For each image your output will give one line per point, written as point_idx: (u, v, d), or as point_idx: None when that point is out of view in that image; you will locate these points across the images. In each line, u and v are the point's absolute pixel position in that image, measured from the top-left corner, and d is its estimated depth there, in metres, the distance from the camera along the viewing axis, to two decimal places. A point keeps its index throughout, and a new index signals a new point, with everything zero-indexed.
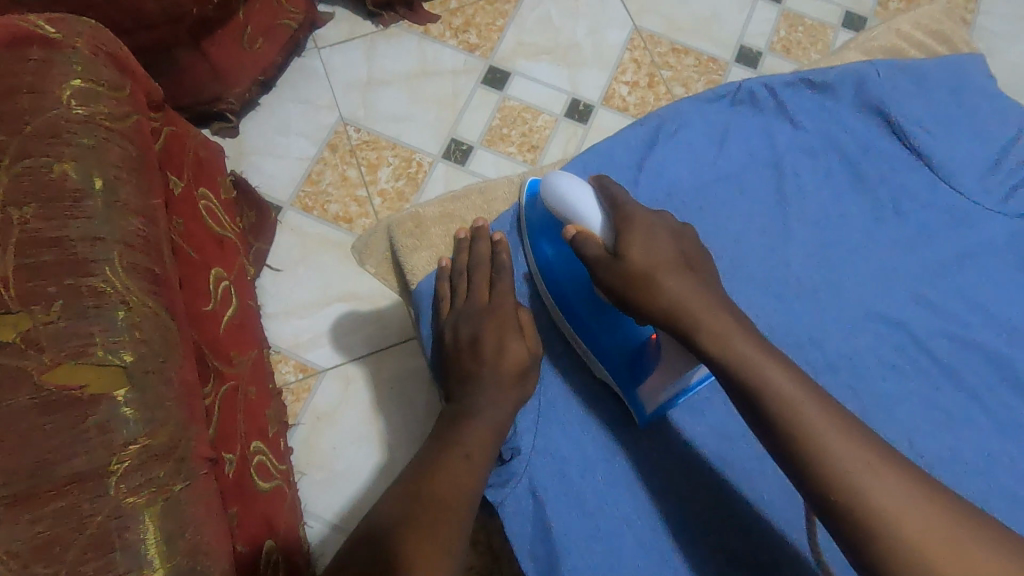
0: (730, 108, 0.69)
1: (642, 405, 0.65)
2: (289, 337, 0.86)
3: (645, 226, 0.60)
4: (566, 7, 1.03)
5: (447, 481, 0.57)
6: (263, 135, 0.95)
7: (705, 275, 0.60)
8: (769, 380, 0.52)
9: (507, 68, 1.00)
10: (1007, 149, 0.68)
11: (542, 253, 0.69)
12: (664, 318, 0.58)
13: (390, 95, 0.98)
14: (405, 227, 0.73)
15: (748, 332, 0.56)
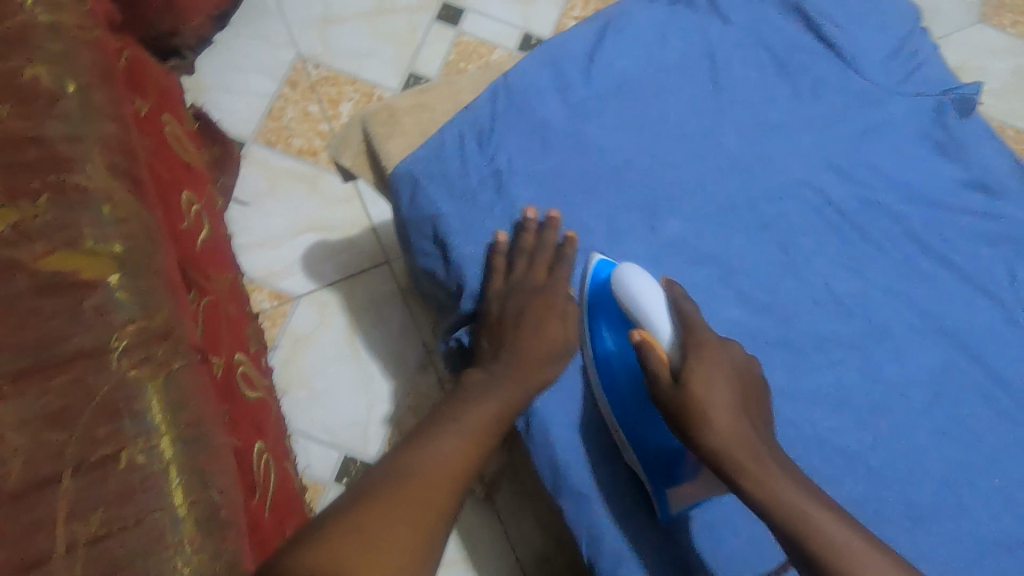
0: (667, 6, 0.58)
1: (669, 508, 0.51)
2: (262, 266, 0.88)
3: (711, 353, 0.49)
4: None
5: (432, 455, 0.43)
6: (221, 72, 0.95)
7: (764, 419, 0.49)
8: (825, 535, 0.43)
9: (461, 5, 1.03)
10: (906, 41, 0.60)
11: (601, 346, 0.54)
12: (715, 465, 0.47)
13: (347, 32, 0.99)
14: (381, 117, 0.54)
15: (800, 483, 0.46)
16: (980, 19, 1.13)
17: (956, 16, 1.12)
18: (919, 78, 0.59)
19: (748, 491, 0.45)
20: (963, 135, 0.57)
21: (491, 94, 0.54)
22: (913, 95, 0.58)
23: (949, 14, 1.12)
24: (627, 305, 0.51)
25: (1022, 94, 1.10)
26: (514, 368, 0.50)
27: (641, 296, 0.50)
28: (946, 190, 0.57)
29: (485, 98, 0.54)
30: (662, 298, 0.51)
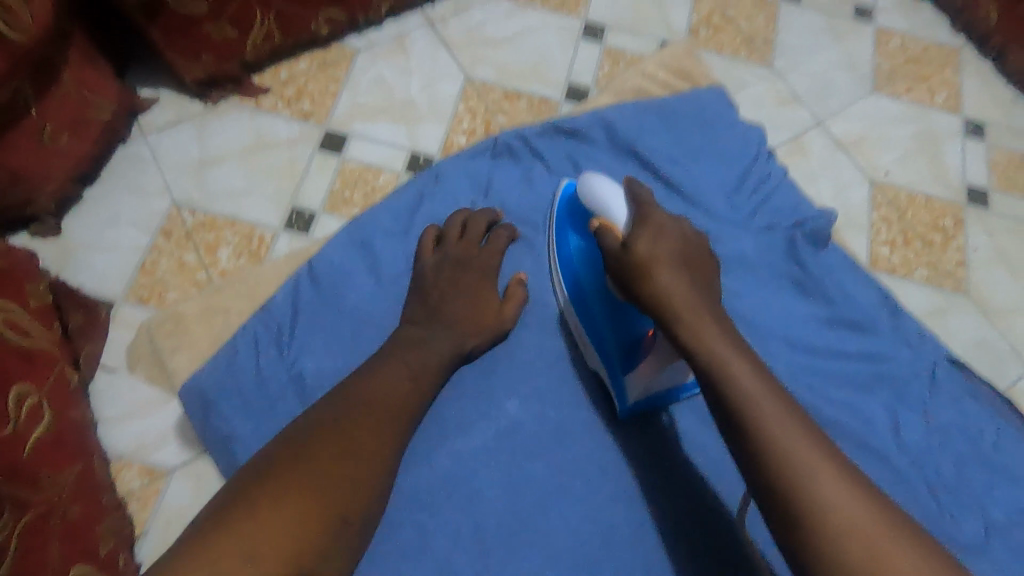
0: (490, 158, 0.87)
1: (626, 398, 0.76)
2: (132, 439, 0.81)
3: (657, 225, 0.70)
4: (396, 66, 1.06)
5: (381, 396, 0.67)
6: (90, 230, 0.90)
7: (699, 275, 0.69)
8: (735, 366, 0.62)
9: (345, 132, 1.01)
10: (749, 169, 0.86)
11: (568, 243, 0.80)
12: (656, 308, 0.67)
13: (225, 173, 0.96)
14: (167, 328, 0.79)
15: (723, 327, 0.65)
16: (873, 90, 1.14)
17: (846, 90, 1.13)
18: (767, 210, 0.84)
19: (683, 334, 0.65)
20: (814, 268, 0.81)
21: (313, 288, 0.79)
22: (763, 228, 0.83)
23: (841, 89, 1.13)
24: (594, 206, 0.74)
25: (927, 160, 1.09)
26: (453, 290, 0.77)
27: (603, 196, 0.73)
28: (799, 323, 0.79)
29: (300, 294, 0.79)
30: (619, 198, 0.73)
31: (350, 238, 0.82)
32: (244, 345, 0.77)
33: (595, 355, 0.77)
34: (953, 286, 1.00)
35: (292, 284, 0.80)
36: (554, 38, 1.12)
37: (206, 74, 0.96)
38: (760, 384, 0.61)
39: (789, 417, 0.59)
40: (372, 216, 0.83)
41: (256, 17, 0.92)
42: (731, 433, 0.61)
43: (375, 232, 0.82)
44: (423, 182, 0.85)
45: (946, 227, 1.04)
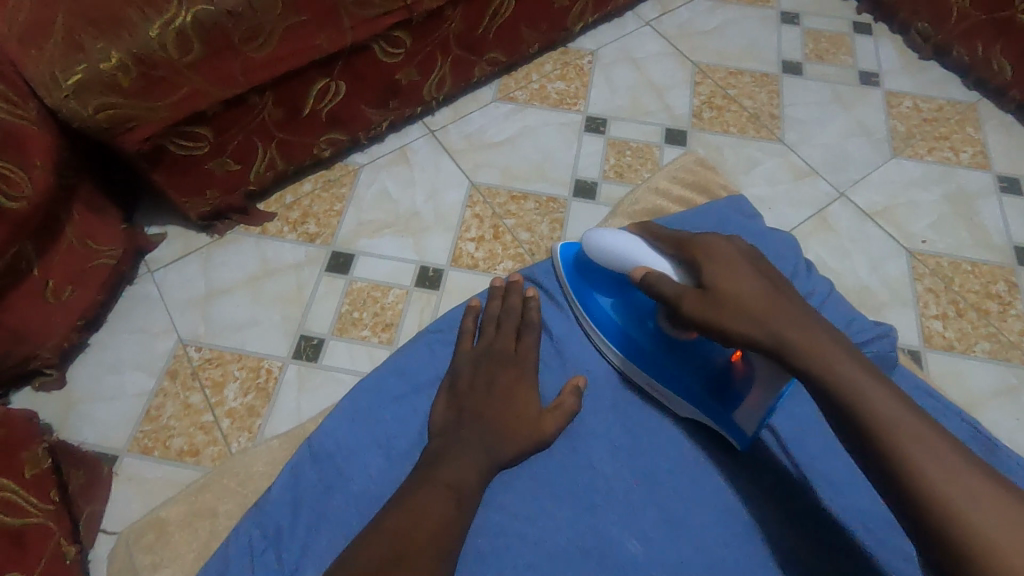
0: None
1: (744, 431, 0.71)
2: None
3: (720, 258, 0.65)
4: (400, 179, 1.06)
5: (428, 519, 0.61)
6: (95, 378, 0.88)
7: (788, 293, 0.63)
8: (860, 386, 0.54)
9: (351, 250, 0.99)
10: (788, 282, 0.81)
11: (598, 304, 0.79)
12: (760, 341, 0.60)
13: (231, 304, 0.94)
14: (146, 540, 0.73)
15: (839, 344, 0.58)
16: (892, 154, 1.10)
17: (863, 158, 1.09)
18: None
19: (802, 360, 0.58)
20: None
21: (319, 466, 0.74)
22: None
23: (859, 156, 1.09)
24: (621, 262, 0.72)
25: (964, 223, 1.02)
26: (490, 404, 0.73)
27: (625, 249, 0.71)
28: None
29: (309, 474, 0.73)
30: (646, 243, 0.71)
31: (351, 407, 0.77)
32: (242, 538, 0.70)
33: (683, 401, 0.75)
34: (1021, 358, 0.91)
35: (291, 468, 0.74)
36: (555, 135, 1.11)
37: (210, 208, 0.96)
38: (889, 397, 0.54)
39: (925, 424, 0.52)
40: (376, 381, 0.79)
41: (258, 150, 0.92)
42: (866, 458, 0.53)
43: (378, 397, 0.78)
44: (431, 334, 0.83)
45: (1000, 293, 0.96)
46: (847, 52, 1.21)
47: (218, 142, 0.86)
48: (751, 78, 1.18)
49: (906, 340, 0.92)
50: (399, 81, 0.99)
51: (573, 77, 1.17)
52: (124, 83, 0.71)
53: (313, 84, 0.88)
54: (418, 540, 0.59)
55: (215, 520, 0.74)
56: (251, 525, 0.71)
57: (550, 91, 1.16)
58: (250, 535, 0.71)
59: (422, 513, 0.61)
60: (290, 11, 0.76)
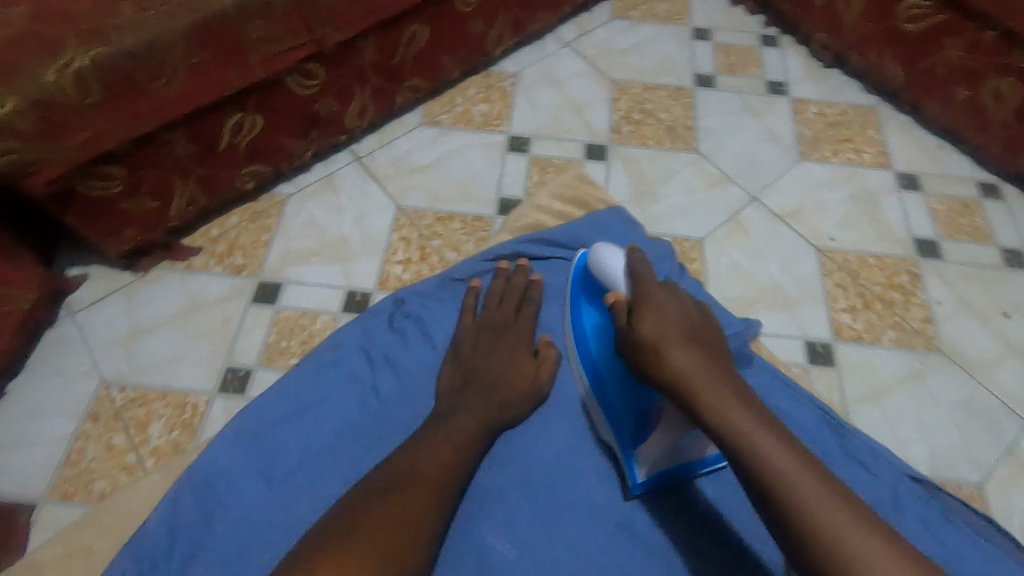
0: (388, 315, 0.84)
1: (640, 472, 0.72)
2: None
3: (657, 302, 0.65)
4: (327, 207, 1.07)
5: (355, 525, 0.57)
6: (13, 427, 0.86)
7: (711, 345, 0.64)
8: (762, 442, 0.56)
9: (278, 280, 0.99)
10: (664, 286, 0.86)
11: (580, 317, 0.78)
12: (674, 388, 0.62)
13: (155, 341, 0.93)
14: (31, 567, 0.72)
15: (745, 400, 0.59)
16: (800, 158, 1.15)
17: (773, 163, 1.14)
18: None
19: (706, 412, 0.59)
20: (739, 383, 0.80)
21: (199, 492, 0.71)
22: None
23: (768, 161, 1.15)
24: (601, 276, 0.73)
25: (868, 219, 1.08)
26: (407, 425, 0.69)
27: (609, 267, 0.71)
28: None
29: (188, 501, 0.71)
30: (622, 270, 0.70)
31: (238, 435, 0.74)
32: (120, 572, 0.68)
33: (607, 425, 0.75)
34: (925, 344, 0.96)
35: (170, 500, 0.71)
36: (479, 156, 1.14)
37: (132, 246, 0.95)
38: (790, 457, 0.55)
39: (819, 482, 0.53)
40: (261, 404, 0.76)
41: (176, 186, 0.92)
42: (765, 512, 0.55)
43: (260, 422, 0.75)
44: (317, 357, 0.80)
45: (903, 284, 1.01)
46: (756, 64, 1.28)
47: (132, 181, 0.87)
48: (667, 92, 1.23)
49: (818, 333, 0.96)
50: (318, 111, 1.01)
51: (496, 99, 1.21)
52: (22, 126, 0.71)
53: (226, 119, 0.90)
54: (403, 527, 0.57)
55: (93, 552, 0.73)
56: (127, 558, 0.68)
57: (474, 114, 1.19)
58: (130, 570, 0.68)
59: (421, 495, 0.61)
60: (192, 49, 0.78)
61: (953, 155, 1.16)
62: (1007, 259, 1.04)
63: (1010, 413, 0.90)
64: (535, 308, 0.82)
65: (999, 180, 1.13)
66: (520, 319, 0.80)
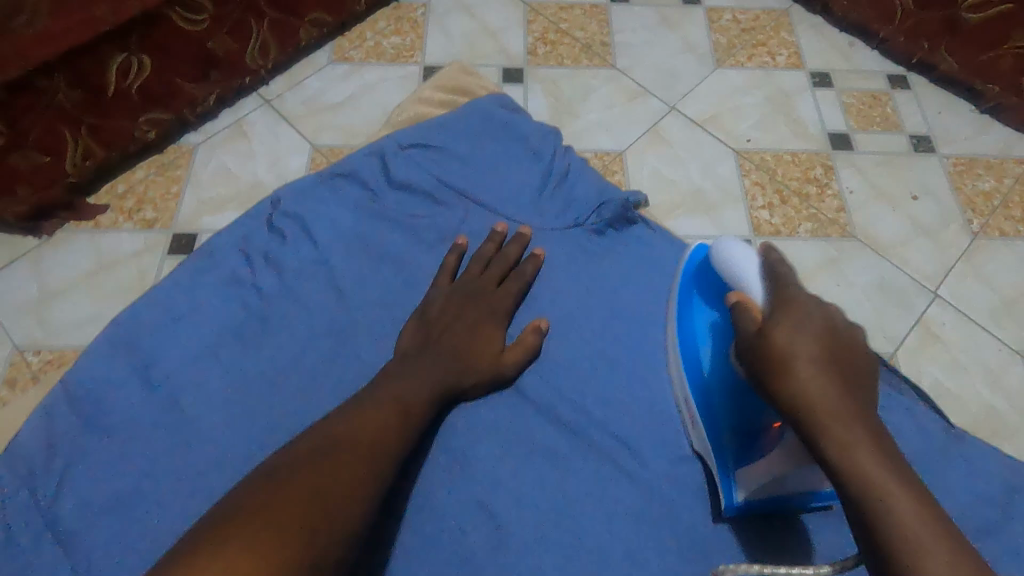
0: (264, 221, 0.76)
1: (737, 496, 0.61)
2: None
3: (802, 316, 0.54)
4: (238, 152, 1.03)
5: (322, 453, 0.53)
6: None
7: (859, 383, 0.52)
8: (891, 489, 0.45)
9: (193, 230, 0.96)
10: (550, 166, 0.82)
11: (697, 314, 0.68)
12: (795, 412, 0.51)
13: (68, 303, 0.90)
14: None
15: (881, 443, 0.48)
16: (715, 65, 1.16)
17: (689, 72, 1.15)
18: (568, 203, 0.79)
19: (828, 441, 0.49)
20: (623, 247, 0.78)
21: (72, 408, 0.65)
22: (569, 226, 0.78)
23: (685, 71, 1.15)
24: (727, 276, 0.62)
25: (783, 118, 1.10)
26: (430, 353, 0.65)
27: (734, 259, 0.61)
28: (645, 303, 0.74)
29: (63, 413, 0.65)
30: (758, 263, 0.60)
31: (115, 346, 0.68)
32: None
33: (703, 438, 0.64)
34: (839, 232, 0.99)
35: (43, 411, 0.65)
36: (393, 88, 1.11)
37: (29, 206, 0.91)
38: (916, 507, 0.44)
39: (955, 557, 0.42)
40: (132, 318, 0.70)
41: (67, 137, 0.88)
42: (862, 545, 0.46)
43: (140, 331, 0.69)
44: (197, 266, 0.73)
45: (818, 177, 1.04)
46: None
47: (12, 132, 0.82)
48: (582, 11, 1.21)
49: (738, 232, 0.98)
50: (212, 50, 0.96)
51: (407, 31, 1.17)
52: None
53: (110, 59, 0.85)
54: (364, 473, 0.53)
55: None
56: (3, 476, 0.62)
57: (385, 47, 1.15)
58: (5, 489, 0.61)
59: (348, 446, 0.54)
60: None
61: (864, 50, 1.17)
62: (915, 145, 1.08)
63: (918, 287, 0.95)
64: (522, 285, 0.72)
65: (907, 71, 1.15)
66: (500, 292, 0.71)
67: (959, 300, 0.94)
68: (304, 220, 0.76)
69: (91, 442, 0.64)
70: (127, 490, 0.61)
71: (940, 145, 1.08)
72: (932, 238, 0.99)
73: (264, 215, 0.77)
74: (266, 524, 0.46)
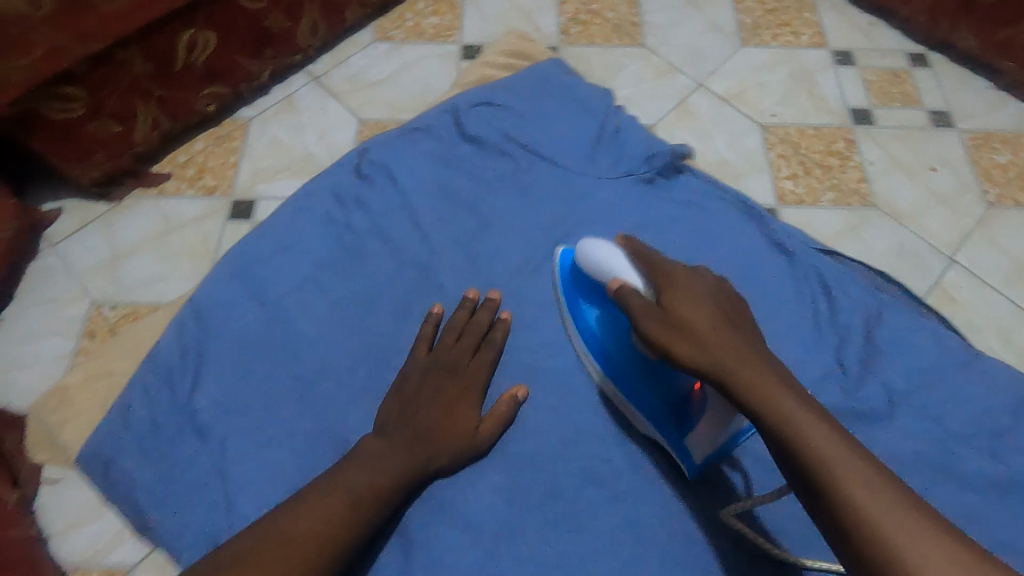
0: (353, 169, 0.85)
1: (693, 461, 0.66)
2: (85, 546, 0.78)
3: (689, 287, 0.61)
4: (289, 125, 1.10)
5: (309, 510, 0.59)
6: (12, 350, 0.90)
7: (752, 336, 0.60)
8: (807, 428, 0.52)
9: (250, 197, 1.03)
10: (608, 124, 0.90)
11: (584, 313, 0.74)
12: (709, 375, 0.57)
13: (138, 263, 0.97)
14: (53, 406, 0.79)
15: (787, 386, 0.56)
16: (741, 44, 1.20)
17: (716, 50, 1.20)
18: (625, 156, 0.87)
19: (747, 396, 0.55)
20: (676, 195, 0.86)
21: (199, 325, 0.75)
22: (626, 176, 0.86)
23: (712, 49, 1.20)
24: (602, 275, 0.67)
25: (806, 94, 1.15)
26: (420, 395, 0.69)
27: (602, 258, 0.67)
28: (698, 243, 0.81)
29: (190, 330, 0.75)
30: (621, 255, 0.67)
31: (230, 274, 0.78)
32: (134, 401, 0.72)
33: (641, 418, 0.69)
34: (860, 202, 1.04)
35: (174, 328, 0.75)
36: (433, 66, 1.17)
37: (102, 173, 0.98)
38: (832, 437, 0.51)
39: (871, 473, 0.49)
40: (242, 252, 0.79)
41: (138, 108, 0.94)
42: (801, 487, 0.52)
43: (251, 262, 0.79)
44: (295, 207, 0.82)
45: (840, 150, 1.09)
46: None
47: (92, 102, 0.88)
48: None
49: (764, 200, 1.04)
50: (268, 27, 1.02)
51: (446, 12, 1.23)
52: None
53: (179, 34, 0.91)
54: (345, 528, 0.59)
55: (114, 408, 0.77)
56: (149, 379, 0.73)
57: (425, 26, 1.21)
58: (149, 393, 0.73)
59: (325, 531, 0.58)
60: None
61: (885, 30, 1.22)
62: (934, 120, 1.12)
63: (935, 253, 1.00)
64: (495, 354, 0.73)
65: (926, 49, 1.20)
66: (475, 362, 0.72)
67: (975, 265, 0.99)
68: (390, 168, 0.84)
69: (216, 354, 0.74)
70: (248, 397, 0.72)
71: (958, 120, 1.12)
72: (949, 207, 1.04)
73: (352, 163, 0.85)
74: (252, 574, 0.53)
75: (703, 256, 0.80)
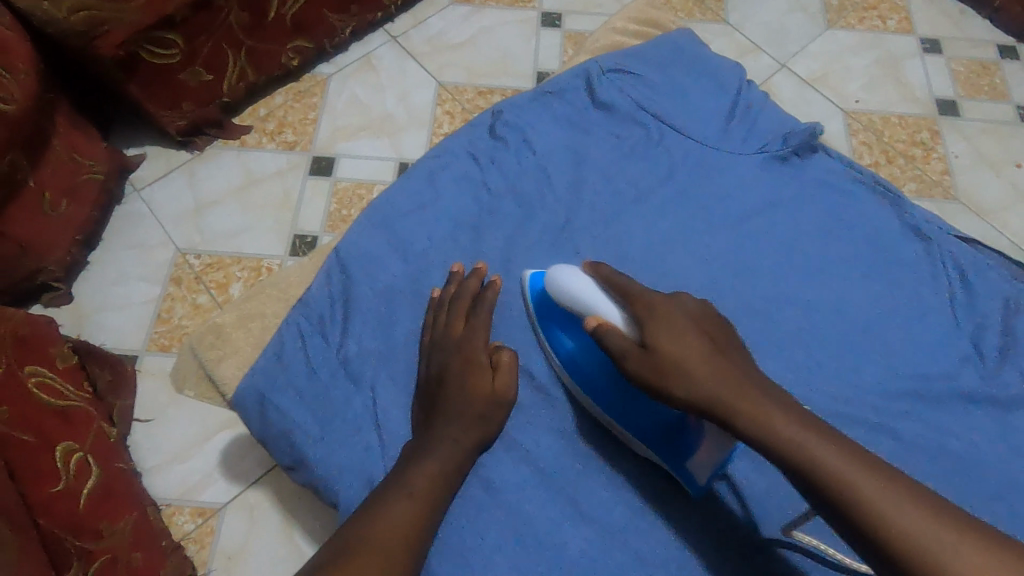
0: (489, 129, 0.86)
1: (698, 482, 0.66)
2: (177, 484, 0.81)
3: (666, 312, 0.62)
4: (369, 85, 1.09)
5: (378, 523, 0.58)
6: (101, 292, 0.92)
7: (728, 348, 0.62)
8: (803, 441, 0.54)
9: (331, 154, 1.03)
10: (740, 100, 0.88)
11: (559, 345, 0.72)
12: (703, 408, 0.58)
13: (220, 214, 0.98)
14: (208, 342, 0.77)
15: (768, 396, 0.58)
16: (827, 26, 1.18)
17: (800, 30, 1.17)
18: (757, 133, 0.87)
19: (745, 427, 0.56)
20: (810, 174, 0.84)
21: (344, 274, 0.77)
22: (760, 153, 0.85)
23: (796, 29, 1.17)
24: (571, 305, 0.66)
25: (892, 81, 1.12)
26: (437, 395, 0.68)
27: (573, 290, 0.65)
28: (833, 223, 0.81)
29: (336, 277, 0.77)
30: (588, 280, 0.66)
31: (371, 224, 0.80)
32: (286, 344, 0.74)
33: (637, 442, 0.68)
34: (942, 194, 1.03)
35: (324, 273, 0.77)
36: (512, 32, 1.15)
37: (187, 122, 0.98)
38: (824, 441, 0.54)
39: (861, 464, 0.52)
40: (383, 205, 0.81)
41: (228, 58, 0.94)
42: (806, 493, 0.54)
43: (391, 215, 0.80)
44: (430, 164, 0.83)
45: (923, 140, 1.07)
46: None
47: (189, 49, 0.88)
48: None
49: None
50: None
51: None
52: None
53: None
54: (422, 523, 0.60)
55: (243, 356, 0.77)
56: (302, 323, 0.75)
57: None
58: (296, 338, 0.74)
59: (394, 538, 0.58)
60: None
61: (975, 19, 1.19)
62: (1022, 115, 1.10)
63: (1017, 250, 0.99)
64: (487, 315, 0.73)
65: (1017, 41, 1.16)
66: (469, 332, 0.71)
67: None
68: (526, 130, 0.85)
69: (362, 302, 0.76)
70: (388, 347, 0.74)
71: None
72: None
73: (489, 124, 0.86)
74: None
75: (837, 235, 0.81)
